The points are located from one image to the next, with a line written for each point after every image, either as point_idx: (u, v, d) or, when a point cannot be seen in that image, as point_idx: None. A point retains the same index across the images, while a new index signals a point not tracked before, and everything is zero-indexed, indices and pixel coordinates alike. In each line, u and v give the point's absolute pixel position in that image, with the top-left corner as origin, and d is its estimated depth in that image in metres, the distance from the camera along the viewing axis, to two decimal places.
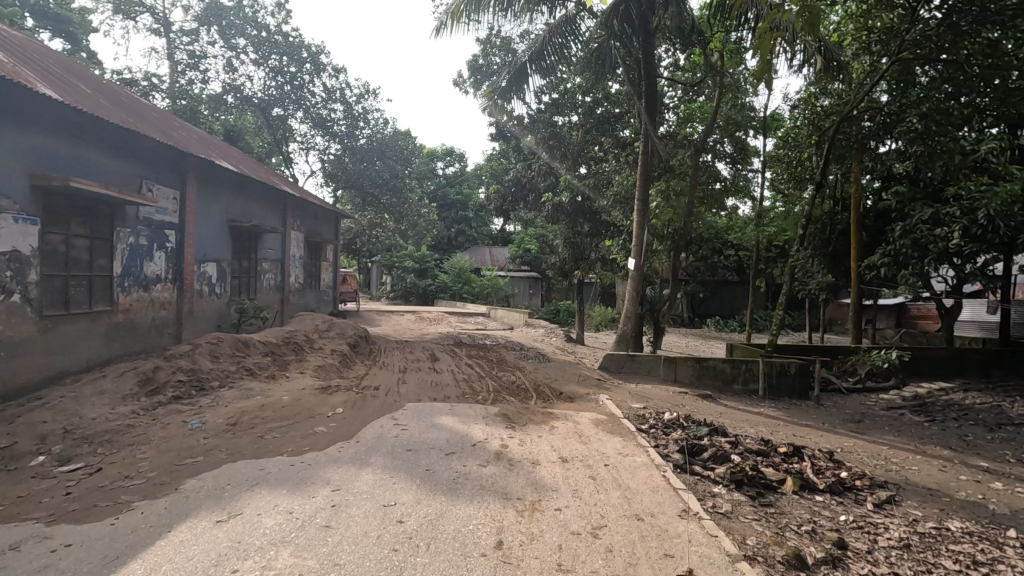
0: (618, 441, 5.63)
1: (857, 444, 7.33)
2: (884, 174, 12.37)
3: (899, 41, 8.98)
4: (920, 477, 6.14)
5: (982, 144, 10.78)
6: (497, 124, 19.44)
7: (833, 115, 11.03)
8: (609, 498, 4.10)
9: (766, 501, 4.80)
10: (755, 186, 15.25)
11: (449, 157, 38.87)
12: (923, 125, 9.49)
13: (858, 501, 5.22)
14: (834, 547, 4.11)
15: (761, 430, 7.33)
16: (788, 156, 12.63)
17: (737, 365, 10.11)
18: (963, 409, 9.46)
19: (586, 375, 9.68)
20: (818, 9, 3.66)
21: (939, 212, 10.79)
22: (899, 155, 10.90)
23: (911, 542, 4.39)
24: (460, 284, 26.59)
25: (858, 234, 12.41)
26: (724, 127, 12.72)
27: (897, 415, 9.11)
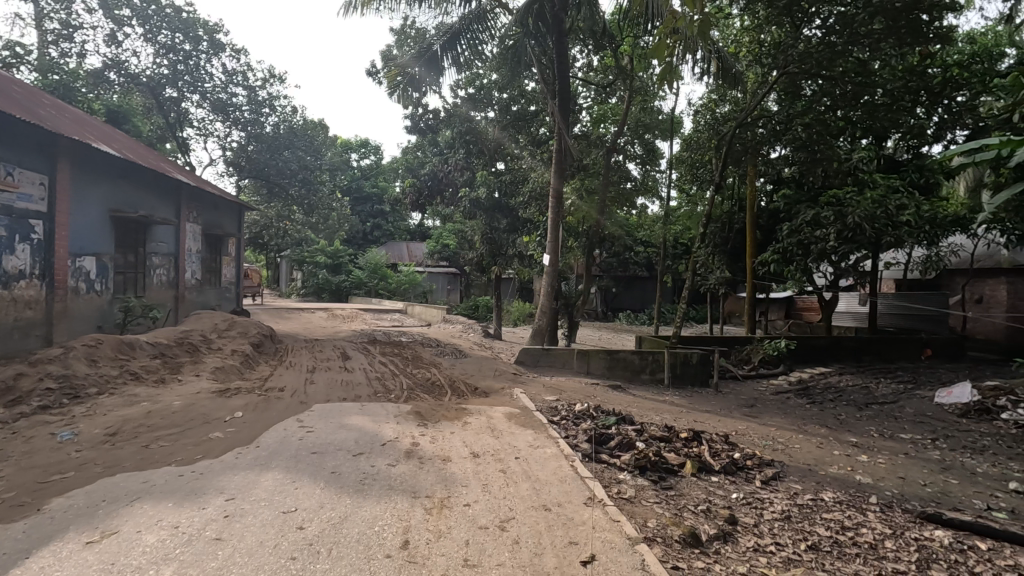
0: (529, 434, 5.72)
1: (749, 426, 7.95)
2: (774, 178, 13.54)
3: (786, 56, 9.80)
4: (801, 455, 6.77)
5: (855, 153, 12.18)
6: (412, 116, 19.10)
7: (730, 121, 11.84)
8: (519, 491, 4.15)
9: (666, 484, 5.07)
10: (662, 186, 16.09)
11: (365, 148, 37.69)
12: (806, 133, 10.38)
13: (747, 479, 5.65)
14: (725, 522, 4.43)
15: (665, 417, 7.75)
16: (691, 158, 13.43)
17: (644, 356, 10.63)
18: (838, 390, 10.54)
19: (502, 370, 9.77)
20: (711, 20, 3.96)
21: (818, 215, 11.92)
22: (786, 160, 11.92)
23: (791, 514, 4.83)
24: (376, 280, 25.95)
25: (752, 232, 13.45)
26: (635, 128, 13.39)
27: (784, 399, 9.98)
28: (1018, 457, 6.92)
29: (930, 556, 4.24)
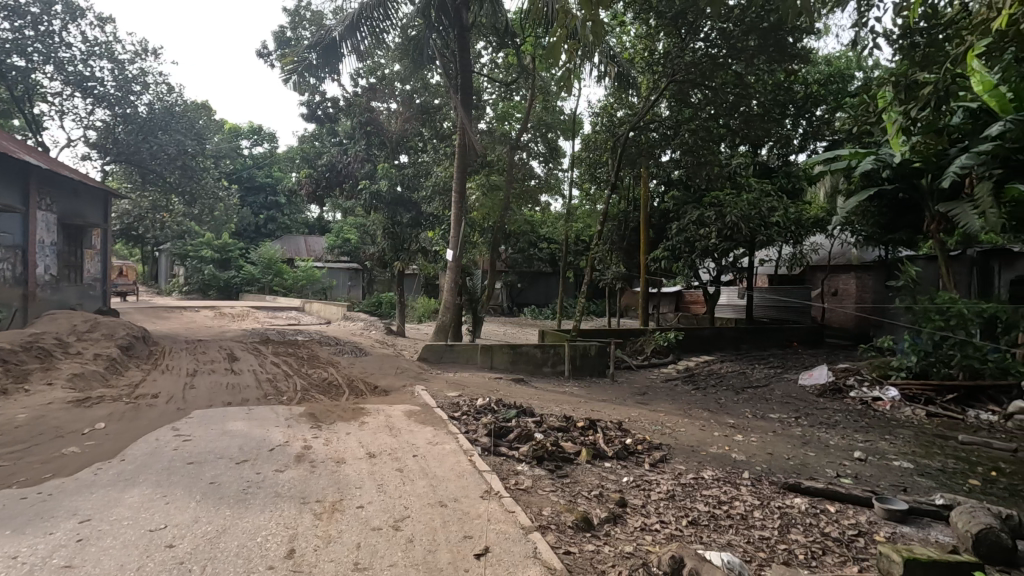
0: (428, 431, 5.66)
1: (641, 413, 8.44)
2: (666, 180, 14.52)
3: (674, 66, 10.53)
4: (685, 437, 7.30)
5: (734, 159, 13.38)
6: (308, 103, 18.11)
7: (626, 124, 12.48)
8: (416, 489, 4.09)
9: (562, 473, 5.25)
10: (564, 184, 16.58)
11: (257, 135, 35.23)
12: (692, 138, 11.22)
13: (638, 463, 6.00)
14: (615, 506, 4.67)
15: (564, 408, 8.03)
16: (590, 158, 13.98)
17: (546, 349, 10.95)
18: (719, 376, 11.49)
19: (404, 367, 9.59)
20: (602, 23, 4.00)
21: (702, 215, 12.90)
22: (675, 163, 12.72)
23: (675, 493, 5.19)
24: (270, 276, 24.42)
25: (645, 230, 14.22)
26: (537, 127, 13.61)
27: (673, 386, 10.72)
28: (862, 430, 7.94)
29: (791, 521, 4.74)
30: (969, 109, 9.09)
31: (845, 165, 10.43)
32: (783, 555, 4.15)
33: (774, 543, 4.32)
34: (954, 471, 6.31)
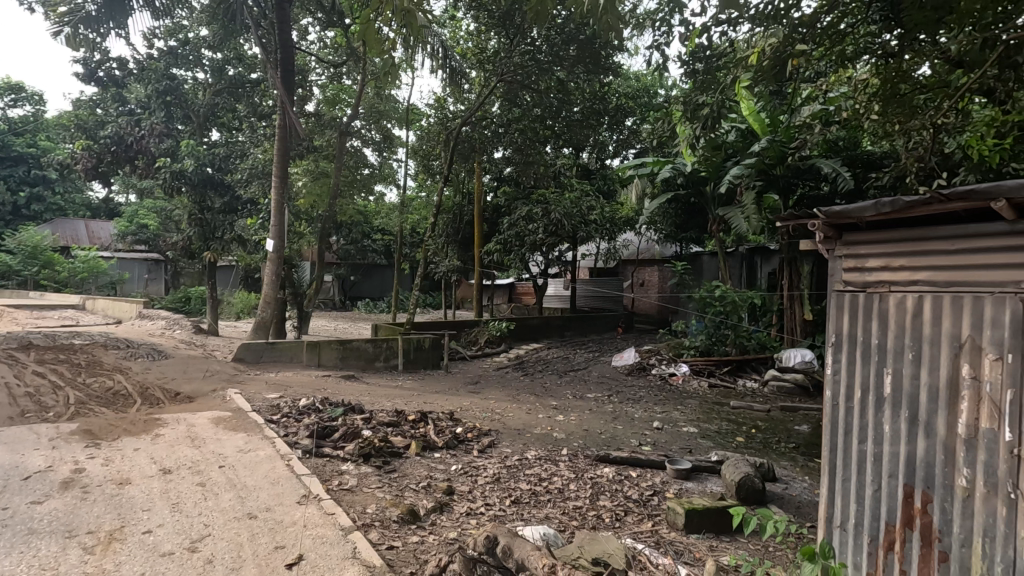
0: (240, 438, 5.15)
1: (473, 402, 8.67)
2: (498, 176, 15.05)
3: (503, 66, 10.92)
4: (513, 421, 7.68)
5: (559, 160, 14.36)
6: (87, 62, 15.15)
7: (459, 118, 12.64)
8: (219, 503, 3.69)
9: (390, 468, 5.17)
10: (399, 175, 16.27)
11: (13, 93, 28.46)
12: (521, 138, 11.95)
13: (467, 450, 6.15)
14: (443, 494, 4.74)
15: (396, 402, 7.91)
16: (424, 150, 13.90)
17: (378, 344, 10.69)
18: (545, 362, 12.30)
19: (215, 369, 8.59)
20: (413, 16, 3.91)
21: (530, 211, 13.67)
22: (506, 161, 13.27)
23: (501, 476, 5.43)
24: (37, 268, 20.06)
25: (479, 224, 14.61)
26: (369, 114, 13.04)
27: (503, 374, 11.21)
28: (660, 402, 9.13)
29: (600, 489, 5.26)
30: (739, 129, 10.92)
31: (649, 171, 11.91)
32: (592, 520, 4.59)
33: (585, 511, 4.75)
34: (726, 431, 7.57)
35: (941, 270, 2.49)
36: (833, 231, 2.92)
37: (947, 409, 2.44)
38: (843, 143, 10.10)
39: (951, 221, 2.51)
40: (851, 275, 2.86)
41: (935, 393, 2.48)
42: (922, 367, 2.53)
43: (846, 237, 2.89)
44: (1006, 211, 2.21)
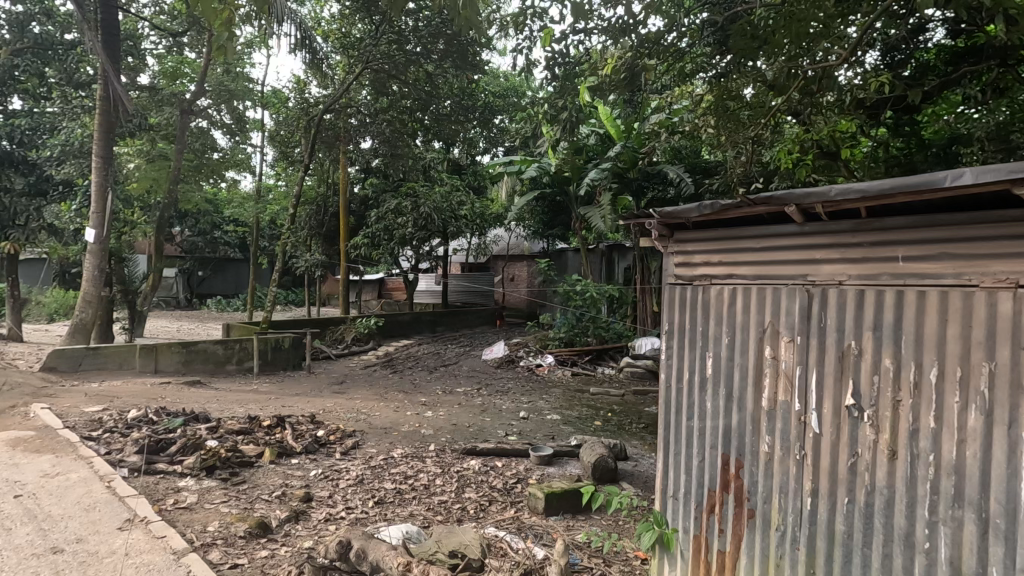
0: (47, 461, 4.41)
1: (338, 403, 8.29)
2: (364, 167, 14.50)
3: (368, 53, 10.51)
4: (380, 420, 7.48)
5: (429, 154, 14.22)
6: None
7: (320, 105, 11.94)
8: (12, 540, 3.15)
9: (238, 479, 4.75)
10: (255, 161, 15.00)
11: None
12: (388, 129, 11.60)
13: (328, 453, 5.86)
14: (300, 502, 4.47)
15: (249, 408, 7.30)
16: (282, 136, 12.93)
17: (229, 345, 9.77)
18: (415, 359, 12.13)
19: (17, 381, 7.25)
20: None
21: (399, 205, 13.38)
22: (373, 153, 12.85)
23: (365, 477, 5.25)
24: None
25: (345, 217, 13.95)
26: (217, 92, 11.67)
27: (371, 372, 10.86)
28: (526, 393, 9.46)
29: (466, 481, 5.32)
30: (599, 134, 11.65)
31: (517, 169, 12.25)
32: (457, 513, 4.63)
33: (450, 505, 4.77)
34: (586, 416, 8.08)
35: (751, 266, 2.85)
36: (665, 230, 3.19)
37: (754, 385, 2.82)
38: (686, 151, 11.22)
39: (757, 223, 2.86)
40: (680, 269, 3.17)
41: (744, 372, 2.86)
42: (735, 351, 2.90)
43: (676, 235, 3.18)
44: (796, 215, 2.58)
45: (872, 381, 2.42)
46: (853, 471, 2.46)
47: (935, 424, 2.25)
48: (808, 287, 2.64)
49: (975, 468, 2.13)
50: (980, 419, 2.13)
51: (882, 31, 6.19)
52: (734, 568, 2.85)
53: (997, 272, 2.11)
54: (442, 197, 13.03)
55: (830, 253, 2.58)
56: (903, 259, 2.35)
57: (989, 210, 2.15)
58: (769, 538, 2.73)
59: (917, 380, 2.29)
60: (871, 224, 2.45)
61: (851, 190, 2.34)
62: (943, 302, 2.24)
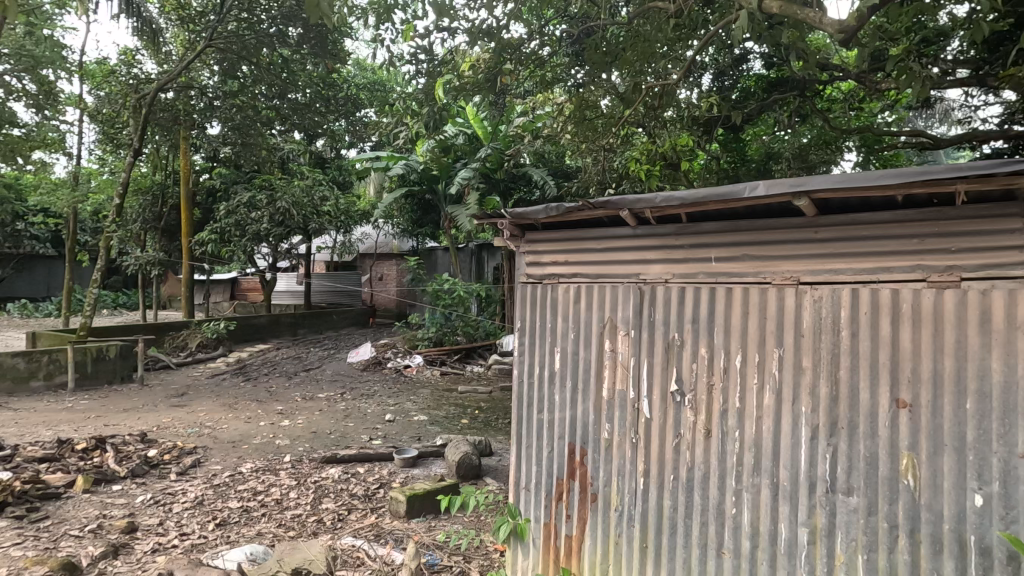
0: None
1: (176, 417, 7.41)
2: (212, 154, 13.18)
3: (211, 31, 9.52)
4: (227, 433, 6.83)
5: (287, 145, 13.29)
6: None
7: (153, 83, 10.59)
8: None
9: (38, 516, 4.06)
10: (71, 142, 12.89)
11: None
12: (238, 115, 10.55)
13: (161, 475, 5.20)
14: (121, 534, 3.93)
15: (61, 430, 6.26)
16: (105, 115, 11.24)
17: (34, 358, 8.29)
18: (273, 364, 11.28)
19: None
20: None
21: (253, 198, 12.33)
22: (221, 139, 11.73)
23: (205, 497, 4.76)
24: None
25: (188, 209, 12.55)
26: (15, 57, 9.75)
27: (219, 381, 9.88)
28: (393, 394, 9.23)
29: (324, 492, 5.03)
30: (466, 134, 11.70)
31: (383, 166, 11.99)
32: (312, 526, 4.36)
33: (305, 518, 4.49)
34: (453, 415, 8.09)
35: (593, 265, 3.05)
36: (517, 230, 3.30)
37: (596, 375, 3.01)
38: (551, 156, 11.67)
39: (599, 225, 3.06)
40: (531, 268, 3.30)
41: (588, 365, 3.04)
42: (580, 345, 3.07)
43: (527, 236, 3.30)
44: (630, 219, 2.80)
45: (692, 368, 2.70)
46: (677, 450, 2.73)
47: (740, 405, 2.57)
48: (640, 286, 2.88)
49: (768, 439, 2.48)
50: (772, 398, 2.48)
51: (713, 57, 6.96)
52: (579, 551, 3.03)
53: (784, 271, 2.48)
54: (298, 192, 12.34)
55: (658, 254, 2.84)
56: (715, 260, 2.67)
57: (778, 219, 2.51)
58: (609, 518, 2.93)
59: (727, 366, 2.61)
60: (690, 229, 2.74)
61: (673, 199, 2.60)
62: (744, 297, 2.57)
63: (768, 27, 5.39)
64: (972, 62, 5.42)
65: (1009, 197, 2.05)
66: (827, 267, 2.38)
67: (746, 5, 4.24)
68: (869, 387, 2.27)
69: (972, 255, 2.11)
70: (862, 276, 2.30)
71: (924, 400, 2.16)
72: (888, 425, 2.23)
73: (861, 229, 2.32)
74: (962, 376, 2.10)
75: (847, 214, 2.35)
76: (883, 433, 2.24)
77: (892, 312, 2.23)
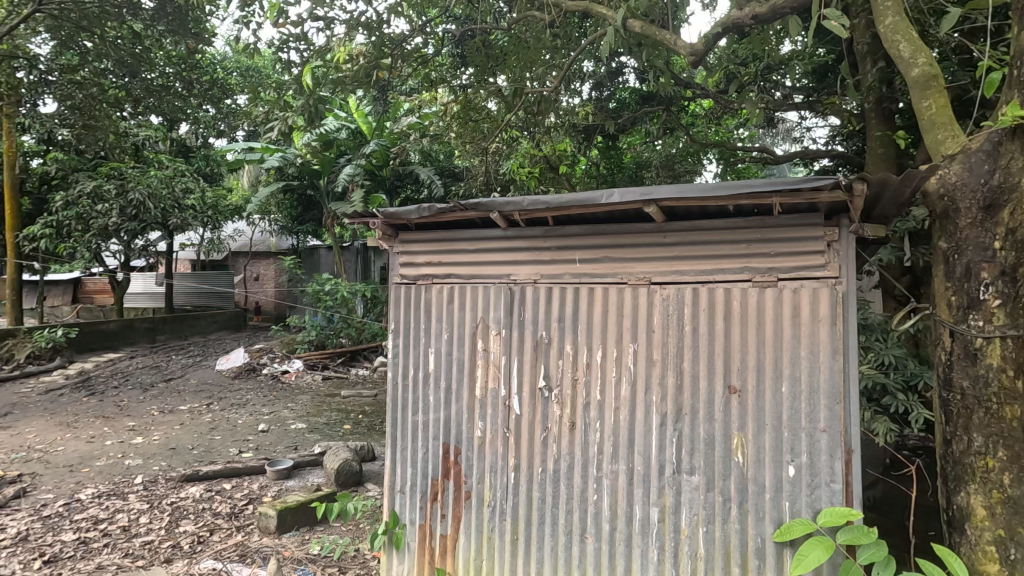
0: None
1: None
2: (44, 136, 11.30)
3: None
4: (64, 456, 5.99)
5: (141, 130, 11.80)
6: None
7: None
8: None
9: None
10: None
11: None
12: (79, 95, 9.05)
13: None
14: None
15: None
16: None
17: None
18: (125, 375, 10.07)
19: None
20: None
21: (99, 188, 10.83)
22: (56, 119, 10.12)
23: (30, 532, 4.16)
24: None
25: (12, 198, 10.68)
26: None
27: (55, 397, 8.63)
28: (269, 403, 8.63)
29: (182, 513, 4.58)
30: (349, 128, 11.22)
31: (257, 157, 11.14)
32: (165, 552, 3.95)
33: (157, 544, 4.06)
34: (335, 422, 7.73)
35: (465, 266, 3.09)
36: (391, 230, 3.26)
37: (469, 375, 3.05)
38: (438, 155, 11.57)
39: (472, 226, 3.10)
40: (405, 268, 3.26)
41: (462, 365, 3.07)
42: (454, 345, 3.09)
43: (400, 236, 3.27)
44: (500, 221, 2.87)
45: (558, 365, 2.84)
46: (545, 443, 2.85)
47: (601, 398, 2.74)
48: (510, 286, 2.96)
49: (625, 428, 2.68)
50: (629, 389, 2.68)
51: (590, 68, 7.28)
52: (453, 550, 3.06)
53: (639, 272, 2.69)
54: (153, 183, 11.09)
55: (527, 256, 2.94)
56: (579, 262, 2.82)
57: (633, 224, 2.72)
58: (482, 514, 2.99)
59: (588, 361, 2.77)
60: (556, 231, 2.87)
61: (539, 203, 2.71)
62: (604, 296, 2.75)
63: (636, 44, 5.77)
64: (804, 89, 6.21)
65: (813, 209, 2.41)
66: (674, 269, 2.62)
67: (613, 22, 4.52)
68: (708, 375, 2.53)
69: (787, 258, 2.44)
70: (702, 277, 2.57)
71: (751, 386, 2.46)
72: (723, 410, 2.51)
73: (701, 234, 2.58)
74: (779, 364, 2.42)
75: (690, 220, 2.60)
76: (719, 417, 2.51)
77: (725, 309, 2.51)
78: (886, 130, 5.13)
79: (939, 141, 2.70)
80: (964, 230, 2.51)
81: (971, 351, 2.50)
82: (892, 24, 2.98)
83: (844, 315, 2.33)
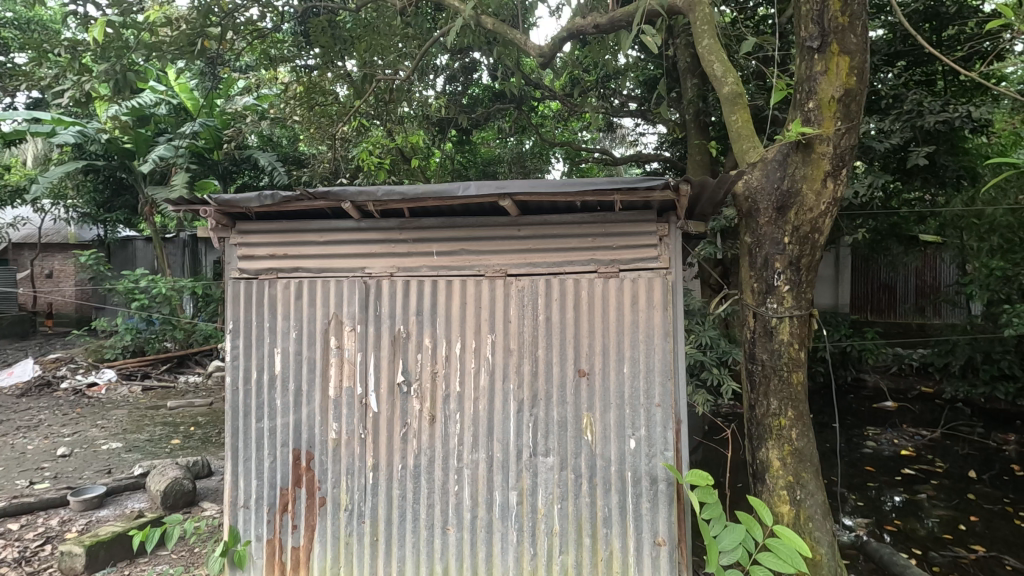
0: None
1: None
2: None
3: None
4: None
5: None
6: None
7: None
8: None
9: None
10: None
11: None
12: None
13: None
14: None
15: None
16: None
17: None
18: None
19: None
20: None
21: None
22: None
23: None
24: None
25: None
26: None
27: None
28: (70, 422, 7.30)
29: None
30: (170, 104, 9.86)
31: (48, 130, 9.25)
32: None
33: None
34: (159, 437, 6.78)
35: (315, 258, 2.90)
36: (225, 219, 2.94)
37: (322, 374, 2.87)
38: (281, 140, 10.66)
39: (322, 217, 2.92)
40: (244, 263, 2.95)
41: (313, 364, 2.88)
42: (304, 343, 2.88)
43: (238, 225, 2.96)
44: (352, 211, 2.74)
45: (417, 358, 2.80)
46: (404, 439, 2.80)
47: (460, 389, 2.76)
48: (365, 280, 2.85)
49: (484, 417, 2.73)
50: (487, 379, 2.73)
51: (444, 61, 7.19)
52: (308, 561, 2.86)
53: (495, 264, 2.75)
54: None
55: (382, 247, 2.85)
56: (437, 254, 2.81)
57: (488, 217, 2.77)
58: (338, 519, 2.84)
59: (448, 353, 2.77)
60: (412, 223, 2.82)
61: (393, 193, 2.61)
62: (462, 289, 2.77)
63: (487, 42, 5.88)
64: (637, 98, 6.84)
65: (646, 206, 2.66)
66: (528, 261, 2.73)
67: (465, 17, 4.53)
68: (559, 360, 2.68)
69: (626, 251, 2.67)
70: (554, 269, 2.70)
71: (597, 369, 2.65)
72: (574, 392, 2.68)
73: (552, 228, 2.72)
74: (621, 346, 2.65)
75: (542, 214, 2.73)
76: (570, 400, 2.68)
77: (574, 297, 2.68)
78: (702, 139, 5.88)
79: (744, 150, 3.15)
80: (763, 227, 2.96)
81: (769, 328, 2.98)
82: (708, 45, 3.38)
83: (673, 301, 2.63)
